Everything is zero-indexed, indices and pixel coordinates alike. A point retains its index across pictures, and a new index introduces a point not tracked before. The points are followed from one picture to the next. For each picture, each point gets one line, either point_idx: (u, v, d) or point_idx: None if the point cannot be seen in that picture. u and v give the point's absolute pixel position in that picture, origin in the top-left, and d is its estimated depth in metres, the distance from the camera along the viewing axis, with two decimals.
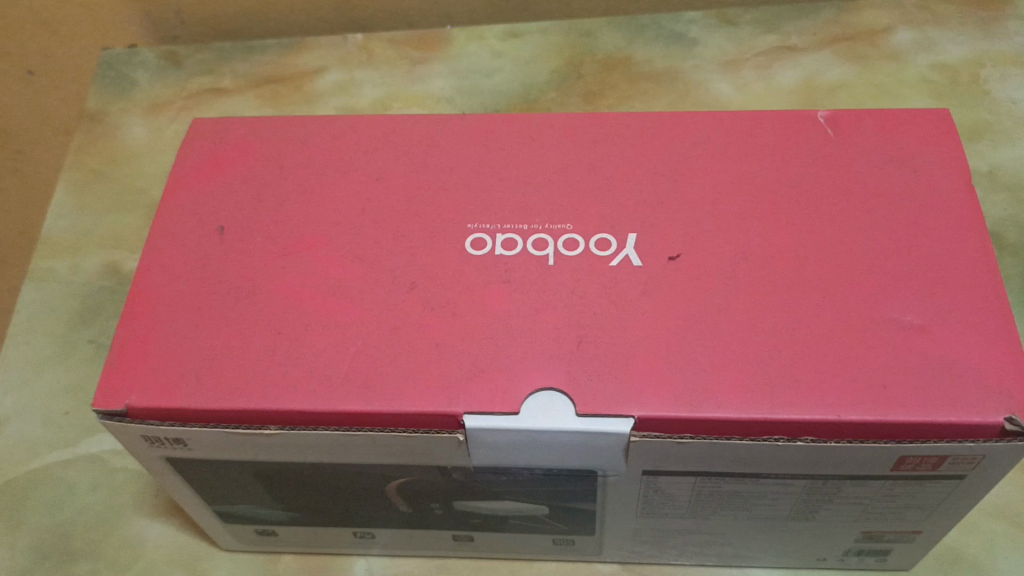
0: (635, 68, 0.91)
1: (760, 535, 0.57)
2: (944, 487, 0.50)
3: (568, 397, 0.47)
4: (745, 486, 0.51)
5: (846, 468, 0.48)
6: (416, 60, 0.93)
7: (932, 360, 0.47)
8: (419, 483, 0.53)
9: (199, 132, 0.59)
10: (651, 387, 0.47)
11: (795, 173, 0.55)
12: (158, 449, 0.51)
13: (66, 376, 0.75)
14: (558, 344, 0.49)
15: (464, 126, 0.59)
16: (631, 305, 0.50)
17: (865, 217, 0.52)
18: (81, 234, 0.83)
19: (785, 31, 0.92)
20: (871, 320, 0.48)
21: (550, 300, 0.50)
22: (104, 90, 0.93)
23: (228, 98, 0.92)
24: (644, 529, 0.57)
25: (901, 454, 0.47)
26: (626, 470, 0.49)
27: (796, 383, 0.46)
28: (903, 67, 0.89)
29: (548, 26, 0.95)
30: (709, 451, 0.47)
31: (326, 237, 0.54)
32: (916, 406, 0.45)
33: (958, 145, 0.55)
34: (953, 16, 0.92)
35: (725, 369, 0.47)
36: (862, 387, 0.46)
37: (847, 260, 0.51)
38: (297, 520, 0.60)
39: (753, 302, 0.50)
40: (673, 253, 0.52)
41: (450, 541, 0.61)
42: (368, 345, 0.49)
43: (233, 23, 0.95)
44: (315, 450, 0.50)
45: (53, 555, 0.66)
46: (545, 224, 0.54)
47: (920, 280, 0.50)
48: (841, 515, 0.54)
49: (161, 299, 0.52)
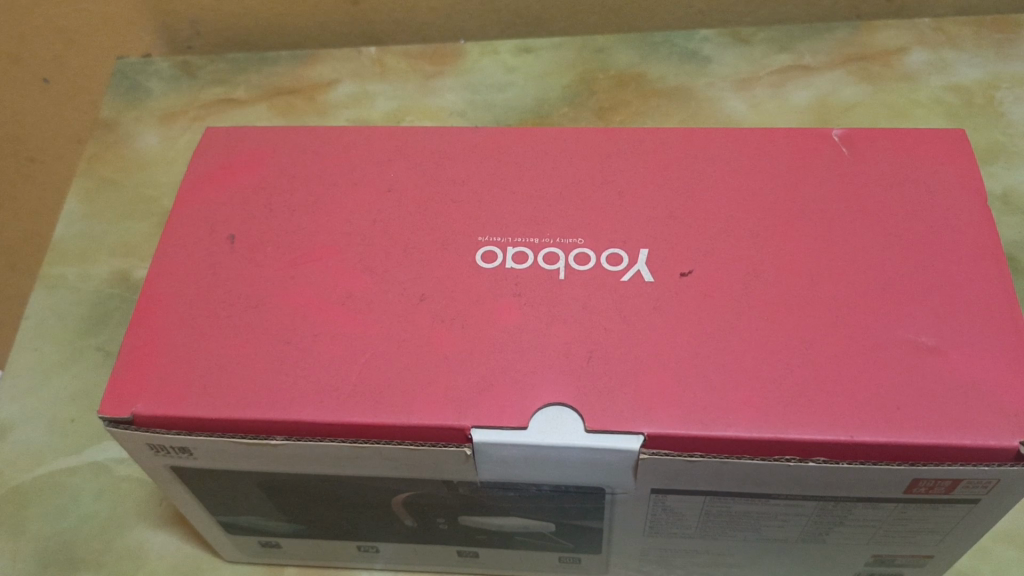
0: (648, 85, 0.91)
1: (769, 556, 0.56)
2: (957, 511, 0.49)
3: (577, 413, 0.47)
4: (755, 506, 0.50)
5: (858, 490, 0.48)
6: (430, 74, 0.94)
7: (946, 382, 0.46)
8: (425, 497, 0.53)
9: (211, 141, 0.59)
10: (661, 404, 0.46)
11: (808, 191, 0.54)
12: (163, 458, 0.50)
13: (73, 383, 0.75)
14: (568, 358, 0.48)
15: (476, 139, 0.59)
16: (641, 321, 0.49)
17: (878, 236, 0.52)
18: (92, 242, 0.84)
19: (799, 50, 0.92)
20: (885, 340, 0.48)
21: (560, 314, 0.50)
22: (119, 98, 0.93)
23: (241, 108, 0.92)
24: (651, 549, 0.56)
25: (914, 476, 0.46)
26: (634, 488, 0.49)
27: (809, 402, 0.46)
28: (917, 88, 0.88)
29: (561, 41, 0.95)
30: (719, 469, 0.47)
31: (336, 247, 0.54)
32: (930, 429, 0.45)
33: (971, 165, 0.55)
34: (968, 38, 0.92)
35: (736, 388, 0.47)
36: (875, 408, 0.45)
37: (861, 280, 0.50)
38: (302, 532, 0.59)
39: (765, 319, 0.49)
40: (685, 270, 0.51)
41: (455, 557, 0.61)
42: (377, 356, 0.49)
43: (248, 35, 0.94)
44: (320, 462, 0.49)
45: (56, 562, 0.65)
46: (557, 239, 0.53)
47: (935, 300, 0.49)
48: (852, 538, 0.53)
49: (169, 307, 0.52)
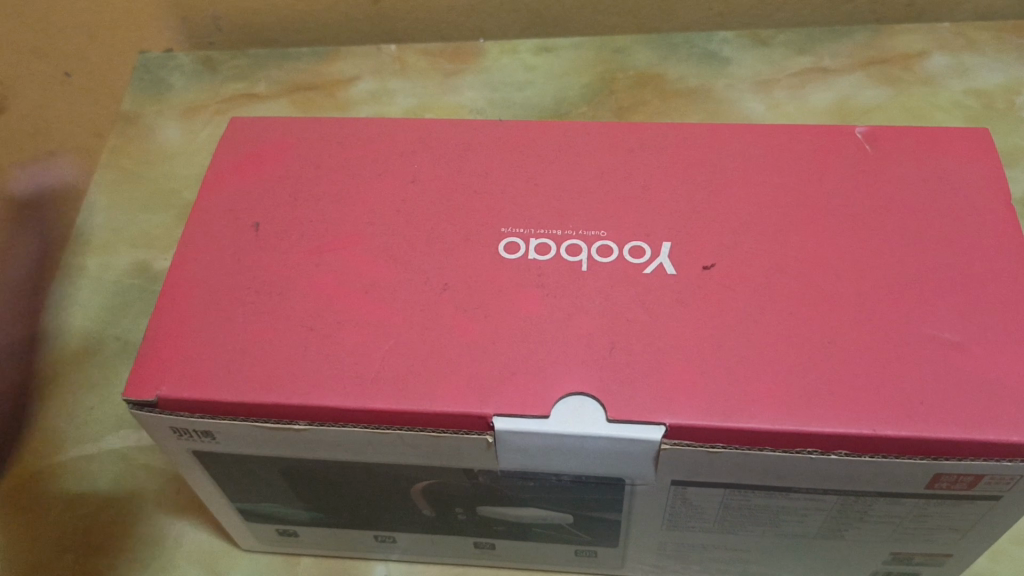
0: (668, 84, 0.91)
1: (787, 553, 0.56)
2: (978, 508, 0.49)
3: (599, 403, 0.47)
4: (776, 500, 0.50)
5: (880, 485, 0.47)
6: (450, 72, 0.94)
7: (970, 378, 0.46)
8: (444, 486, 0.53)
9: (235, 132, 0.60)
10: (683, 395, 0.46)
11: (831, 186, 0.54)
12: (186, 442, 0.51)
13: (93, 371, 0.75)
14: (590, 349, 0.48)
15: (499, 132, 0.59)
16: (664, 313, 0.49)
17: (902, 232, 0.52)
18: (114, 233, 0.85)
19: (818, 53, 0.92)
20: (910, 336, 0.48)
21: (583, 306, 0.50)
22: (140, 91, 0.95)
23: (263, 103, 0.92)
24: (669, 543, 0.56)
25: (936, 472, 0.46)
26: (655, 480, 0.49)
27: (832, 395, 0.46)
28: (937, 91, 0.88)
29: (580, 41, 0.95)
30: (740, 461, 0.47)
31: (359, 235, 0.54)
32: (954, 424, 0.44)
33: (994, 163, 0.55)
34: (989, 42, 0.91)
35: (759, 380, 0.47)
36: (899, 403, 0.45)
37: (885, 276, 0.50)
38: (320, 521, 0.59)
39: (789, 313, 0.49)
40: (708, 263, 0.51)
41: (471, 548, 0.61)
42: (398, 345, 0.49)
43: (269, 32, 0.95)
44: (341, 447, 0.50)
45: (73, 549, 0.65)
46: (580, 231, 0.53)
47: (960, 296, 0.49)
48: (871, 535, 0.53)
49: (194, 292, 0.52)
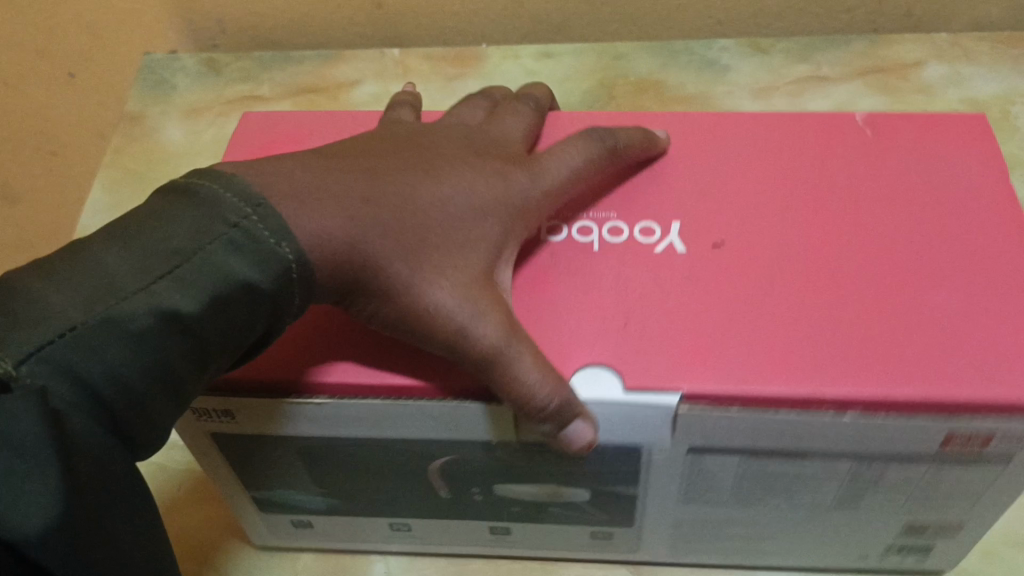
0: (668, 91, 0.93)
1: (801, 527, 0.57)
2: (990, 472, 0.50)
3: (614, 371, 0.47)
4: (790, 466, 0.51)
5: (893, 447, 0.48)
6: (451, 75, 0.94)
7: (979, 341, 0.47)
8: (460, 462, 0.53)
9: (249, 125, 0.61)
10: (698, 361, 0.47)
11: (837, 171, 0.56)
12: (205, 423, 0.51)
13: None
14: (605, 323, 0.49)
15: None
16: (676, 286, 0.50)
17: (907, 210, 0.53)
18: None
19: (816, 61, 0.93)
20: (919, 305, 0.49)
21: (597, 283, 0.51)
22: (145, 91, 0.95)
23: (265, 105, 0.93)
24: (684, 520, 0.57)
25: (948, 432, 0.47)
26: (672, 446, 0.49)
27: (844, 359, 0.46)
28: (934, 100, 0.90)
29: (582, 47, 0.97)
30: (756, 424, 0.47)
31: None
32: (966, 384, 0.45)
33: (996, 149, 0.56)
34: (985, 52, 0.93)
35: (771, 347, 0.47)
36: (910, 365, 0.46)
37: (893, 250, 0.51)
38: (335, 509, 0.60)
39: (800, 287, 0.50)
40: (718, 240, 0.53)
41: (486, 534, 0.61)
42: None
43: (272, 36, 0.96)
44: (359, 422, 0.50)
45: None
46: (588, 214, 0.55)
47: (967, 267, 0.50)
48: (886, 504, 0.54)
49: None
